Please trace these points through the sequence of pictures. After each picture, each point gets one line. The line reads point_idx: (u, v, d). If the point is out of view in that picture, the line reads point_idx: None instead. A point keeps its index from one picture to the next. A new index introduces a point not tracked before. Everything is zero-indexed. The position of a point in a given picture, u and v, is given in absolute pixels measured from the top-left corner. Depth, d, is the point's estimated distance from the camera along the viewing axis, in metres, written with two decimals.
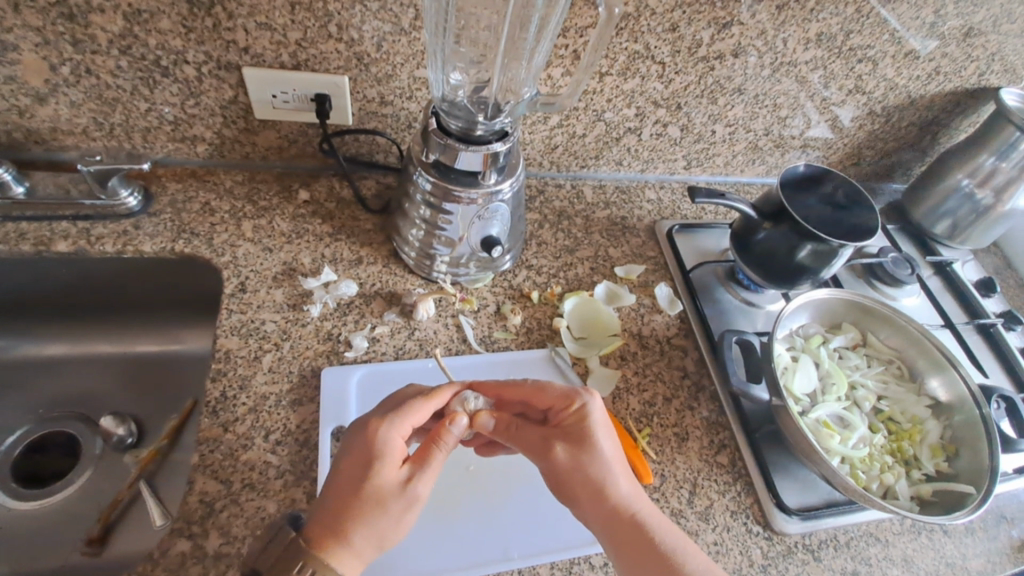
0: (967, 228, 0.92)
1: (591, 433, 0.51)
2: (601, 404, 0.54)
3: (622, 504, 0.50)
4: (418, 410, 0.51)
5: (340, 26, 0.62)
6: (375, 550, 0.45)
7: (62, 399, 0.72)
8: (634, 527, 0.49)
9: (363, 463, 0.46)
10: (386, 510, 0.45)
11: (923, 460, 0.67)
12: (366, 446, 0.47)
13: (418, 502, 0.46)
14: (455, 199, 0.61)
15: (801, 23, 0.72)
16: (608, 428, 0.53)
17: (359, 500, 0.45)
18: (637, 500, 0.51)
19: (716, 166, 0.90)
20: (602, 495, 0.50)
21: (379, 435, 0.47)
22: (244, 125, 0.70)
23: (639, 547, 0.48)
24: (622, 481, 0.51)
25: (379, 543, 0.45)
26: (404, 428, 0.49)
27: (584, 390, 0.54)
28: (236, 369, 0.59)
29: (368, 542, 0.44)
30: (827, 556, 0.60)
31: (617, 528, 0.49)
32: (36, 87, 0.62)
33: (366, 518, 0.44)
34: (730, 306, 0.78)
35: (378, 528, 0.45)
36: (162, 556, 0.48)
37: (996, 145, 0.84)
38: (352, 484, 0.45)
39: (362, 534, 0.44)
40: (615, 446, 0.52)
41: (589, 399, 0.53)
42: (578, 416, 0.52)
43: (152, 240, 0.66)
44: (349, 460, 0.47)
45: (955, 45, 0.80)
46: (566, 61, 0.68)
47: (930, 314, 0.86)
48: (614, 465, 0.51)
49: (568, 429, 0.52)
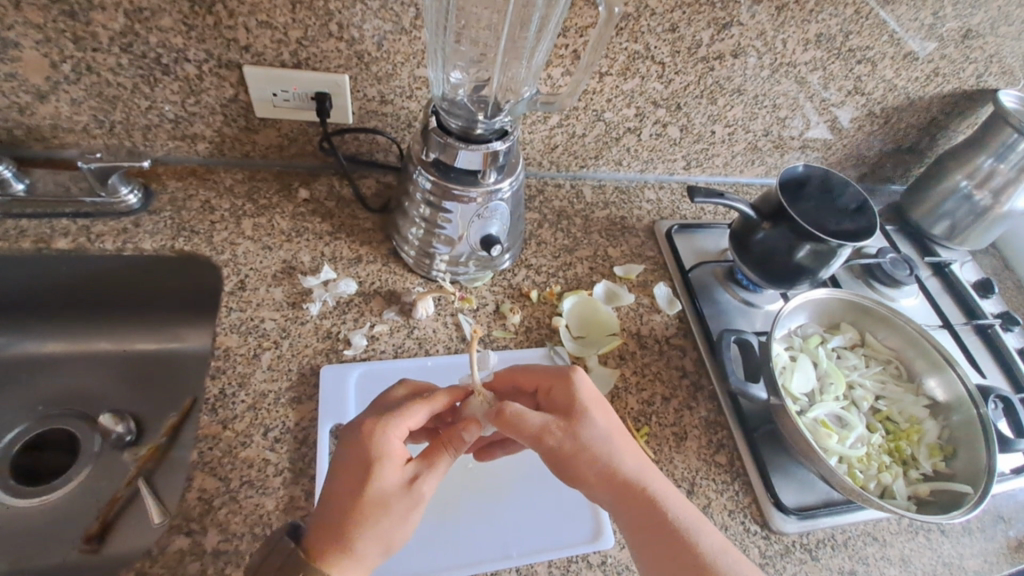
0: (965, 230, 0.92)
1: (584, 411, 0.52)
2: (588, 381, 0.54)
3: (627, 479, 0.50)
4: (416, 412, 0.50)
5: (340, 25, 0.62)
6: (381, 553, 0.45)
7: (61, 397, 0.72)
8: (643, 502, 0.49)
9: (362, 466, 0.46)
10: (394, 512, 0.45)
11: (920, 460, 0.67)
12: (365, 447, 0.46)
13: (421, 503, 0.47)
14: (455, 197, 0.61)
15: (801, 24, 0.72)
16: (602, 404, 0.53)
17: (360, 503, 0.45)
18: (643, 474, 0.51)
19: (716, 166, 0.90)
20: (607, 473, 0.50)
21: (382, 437, 0.47)
22: (244, 124, 0.70)
23: (652, 522, 0.48)
24: (624, 457, 0.51)
25: (387, 546, 0.45)
26: (402, 429, 0.49)
27: (569, 369, 0.54)
28: (236, 366, 0.60)
29: (374, 545, 0.44)
30: (825, 556, 0.60)
31: (625, 504, 0.49)
32: (37, 85, 0.62)
33: (370, 524, 0.44)
34: (729, 306, 0.78)
35: (388, 530, 0.45)
36: (161, 553, 0.48)
37: (993, 146, 0.85)
38: (354, 487, 0.45)
39: (367, 538, 0.44)
40: (611, 421, 0.52)
41: (576, 380, 0.53)
42: (567, 395, 0.53)
43: (152, 238, 0.66)
44: (346, 464, 0.46)
45: (953, 47, 0.80)
46: (566, 61, 0.69)
47: (928, 315, 0.86)
48: (613, 441, 0.51)
49: (564, 410, 0.52)
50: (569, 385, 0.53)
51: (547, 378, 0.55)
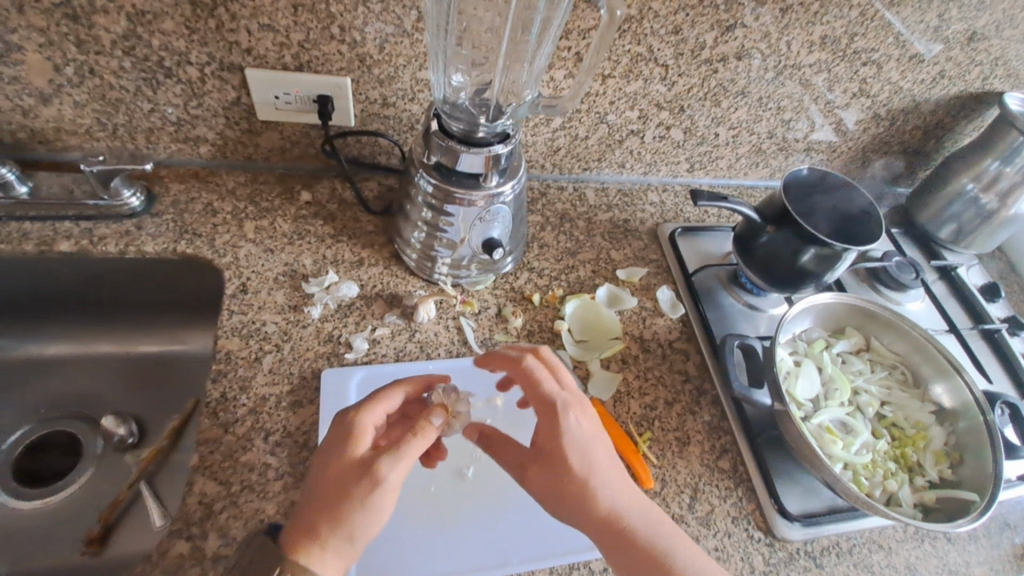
0: (971, 233, 0.91)
1: (569, 446, 0.51)
2: (583, 422, 0.52)
3: (605, 513, 0.50)
4: (390, 396, 0.52)
5: (343, 28, 0.62)
6: (344, 543, 0.43)
7: (64, 399, 0.72)
8: (622, 535, 0.49)
9: (339, 442, 0.47)
10: (351, 494, 0.44)
11: (926, 467, 0.66)
12: (337, 437, 0.47)
13: (383, 486, 0.44)
14: (456, 201, 0.61)
15: (805, 26, 0.72)
16: (591, 439, 0.52)
17: (323, 487, 0.45)
18: (624, 502, 0.51)
19: (719, 169, 0.90)
20: (583, 504, 0.50)
21: (352, 420, 0.48)
22: (247, 126, 0.70)
23: (624, 553, 0.49)
24: (604, 491, 0.50)
25: (349, 536, 0.43)
26: (377, 415, 0.50)
27: (563, 406, 0.52)
28: (237, 370, 0.59)
29: (338, 535, 0.43)
30: (830, 563, 0.59)
31: (599, 535, 0.50)
32: (40, 88, 0.62)
33: (331, 507, 0.44)
34: (733, 310, 0.77)
35: (347, 517, 0.43)
36: (161, 558, 0.48)
37: (1000, 149, 0.84)
38: (320, 479, 0.45)
39: (331, 527, 0.43)
40: (596, 460, 0.51)
41: (565, 422, 0.52)
42: (555, 429, 0.51)
43: (154, 241, 0.67)
44: (323, 454, 0.47)
45: (959, 49, 0.80)
46: (568, 63, 0.68)
47: (934, 319, 0.85)
48: (596, 475, 0.51)
49: (546, 442, 0.52)
50: (556, 421, 0.52)
51: (535, 411, 0.53)
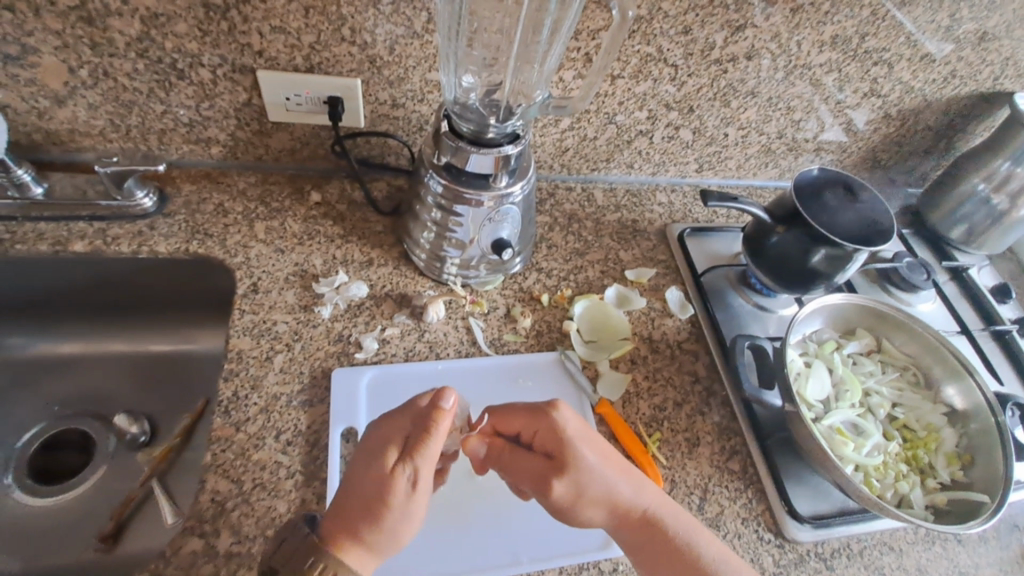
0: (982, 234, 0.90)
1: (572, 445, 0.51)
2: (574, 414, 0.53)
3: (625, 505, 0.51)
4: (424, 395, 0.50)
5: (353, 30, 0.62)
6: (381, 544, 0.44)
7: (77, 398, 0.73)
8: (643, 525, 0.51)
9: (375, 443, 0.48)
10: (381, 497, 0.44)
11: (938, 468, 0.65)
12: (377, 439, 0.48)
13: (411, 485, 0.45)
14: (465, 201, 0.61)
15: (815, 26, 0.71)
16: (588, 434, 0.52)
17: (358, 491, 0.45)
18: (640, 493, 0.52)
19: (728, 169, 0.89)
20: (601, 500, 0.50)
21: (386, 423, 0.49)
22: (257, 127, 0.70)
23: (652, 543, 0.50)
24: (619, 483, 0.51)
25: (383, 537, 0.44)
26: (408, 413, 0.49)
27: (554, 403, 0.52)
28: (248, 369, 0.60)
29: (376, 536, 0.44)
30: (840, 565, 0.59)
31: (623, 528, 0.51)
32: (55, 90, 0.63)
33: (365, 509, 0.44)
34: (742, 311, 0.77)
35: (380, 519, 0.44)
36: (174, 555, 0.49)
37: (1012, 149, 0.83)
38: (356, 484, 0.45)
39: (367, 528, 0.43)
40: (601, 455, 0.51)
41: (560, 418, 0.51)
42: (557, 431, 0.51)
43: (166, 241, 0.67)
44: (360, 458, 0.47)
45: (970, 48, 0.79)
46: (578, 64, 0.68)
47: (945, 321, 0.84)
48: (607, 470, 0.51)
49: (549, 450, 0.51)
50: (552, 422, 0.51)
51: (527, 418, 0.53)
